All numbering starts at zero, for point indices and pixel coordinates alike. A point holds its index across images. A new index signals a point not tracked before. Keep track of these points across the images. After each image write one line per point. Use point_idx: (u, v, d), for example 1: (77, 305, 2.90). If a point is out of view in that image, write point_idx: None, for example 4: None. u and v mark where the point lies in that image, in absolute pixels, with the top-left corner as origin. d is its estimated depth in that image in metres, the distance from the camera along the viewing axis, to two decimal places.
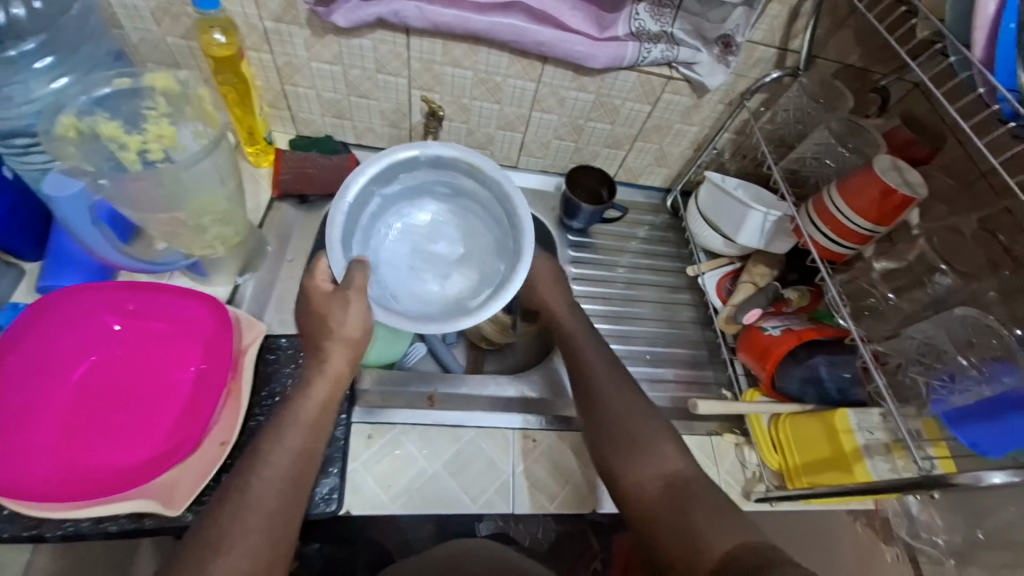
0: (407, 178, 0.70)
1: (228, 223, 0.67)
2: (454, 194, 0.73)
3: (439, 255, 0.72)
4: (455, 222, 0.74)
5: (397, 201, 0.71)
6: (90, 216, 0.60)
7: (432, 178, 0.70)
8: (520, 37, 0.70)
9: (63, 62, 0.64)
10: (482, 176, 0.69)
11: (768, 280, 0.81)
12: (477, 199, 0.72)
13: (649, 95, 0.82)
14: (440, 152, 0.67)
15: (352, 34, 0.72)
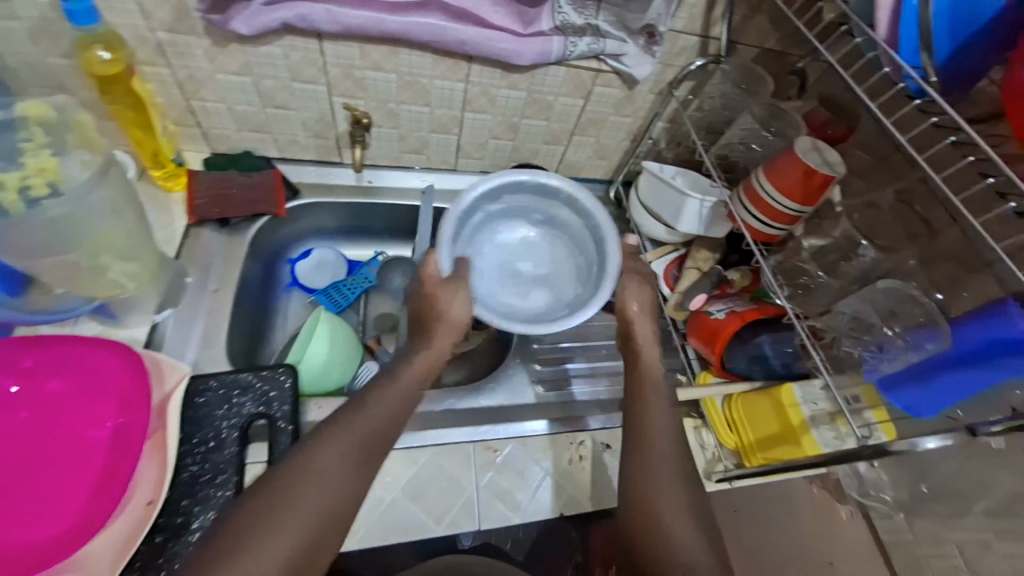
0: (509, 200, 0.76)
1: (131, 258, 0.61)
2: (550, 223, 0.78)
3: (524, 273, 0.77)
4: (548, 244, 0.79)
5: (496, 219, 0.77)
6: None
7: (538, 204, 0.77)
8: (441, 37, 0.67)
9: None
10: (579, 206, 0.75)
11: (711, 263, 0.83)
12: (571, 229, 0.78)
13: (581, 88, 0.82)
14: (553, 183, 0.74)
15: (258, 42, 0.67)
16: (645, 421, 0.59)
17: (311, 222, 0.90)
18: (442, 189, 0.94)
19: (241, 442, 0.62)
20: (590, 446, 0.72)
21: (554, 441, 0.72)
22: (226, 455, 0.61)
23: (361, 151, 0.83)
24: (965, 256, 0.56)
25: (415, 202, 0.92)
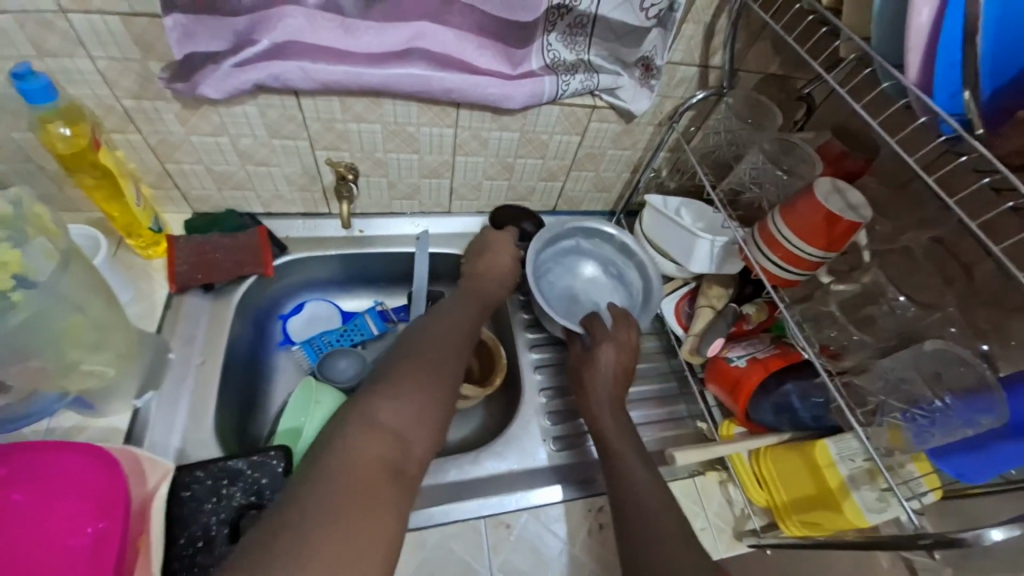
0: (597, 245, 0.87)
1: (104, 347, 0.57)
2: (618, 277, 0.86)
3: (582, 303, 0.84)
4: (613, 291, 0.85)
5: (581, 251, 0.87)
6: None
7: (615, 257, 0.86)
8: (426, 87, 0.63)
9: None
10: (648, 273, 0.82)
11: (725, 301, 0.78)
12: (631, 289, 0.84)
13: (576, 125, 0.78)
14: (635, 247, 0.84)
15: (230, 103, 0.63)
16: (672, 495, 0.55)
17: (303, 274, 0.85)
18: (437, 233, 0.90)
19: (229, 537, 0.57)
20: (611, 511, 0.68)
21: (568, 507, 0.68)
22: (217, 556, 0.56)
23: (348, 206, 0.78)
24: (1003, 293, 0.53)
25: (409, 249, 0.88)
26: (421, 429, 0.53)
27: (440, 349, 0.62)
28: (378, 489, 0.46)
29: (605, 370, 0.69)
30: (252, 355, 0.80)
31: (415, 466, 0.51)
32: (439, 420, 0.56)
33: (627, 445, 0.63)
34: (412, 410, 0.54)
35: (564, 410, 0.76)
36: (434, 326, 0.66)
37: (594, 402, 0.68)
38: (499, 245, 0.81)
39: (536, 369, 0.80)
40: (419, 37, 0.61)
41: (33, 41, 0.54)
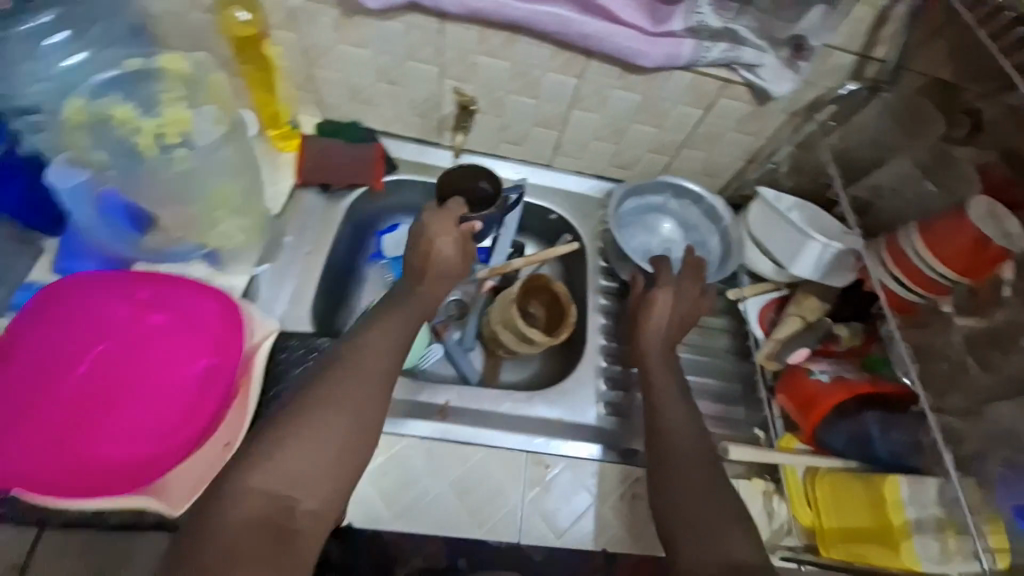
0: (683, 207, 0.86)
1: (243, 214, 0.65)
2: (697, 242, 0.86)
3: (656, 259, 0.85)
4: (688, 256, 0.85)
5: (664, 210, 0.87)
6: (94, 208, 0.58)
7: (699, 223, 0.86)
8: (566, 31, 0.64)
9: (82, 37, 0.64)
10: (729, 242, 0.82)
11: (819, 315, 0.73)
12: (709, 254, 0.84)
13: (702, 99, 0.74)
14: (721, 212, 0.83)
15: (382, 17, 0.67)
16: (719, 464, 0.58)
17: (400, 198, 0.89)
18: (533, 184, 0.92)
19: None
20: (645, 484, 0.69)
21: (600, 470, 0.69)
22: None
23: (462, 137, 0.83)
24: None
25: None
26: (317, 485, 0.50)
27: (353, 384, 0.57)
28: (250, 556, 0.44)
29: (658, 314, 0.71)
30: (350, 259, 0.86)
31: (307, 518, 0.49)
32: (347, 468, 0.52)
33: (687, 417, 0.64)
34: (304, 458, 0.51)
35: (620, 379, 0.77)
36: (339, 362, 0.58)
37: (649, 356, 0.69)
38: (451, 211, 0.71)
39: (602, 335, 0.81)
40: None
41: None
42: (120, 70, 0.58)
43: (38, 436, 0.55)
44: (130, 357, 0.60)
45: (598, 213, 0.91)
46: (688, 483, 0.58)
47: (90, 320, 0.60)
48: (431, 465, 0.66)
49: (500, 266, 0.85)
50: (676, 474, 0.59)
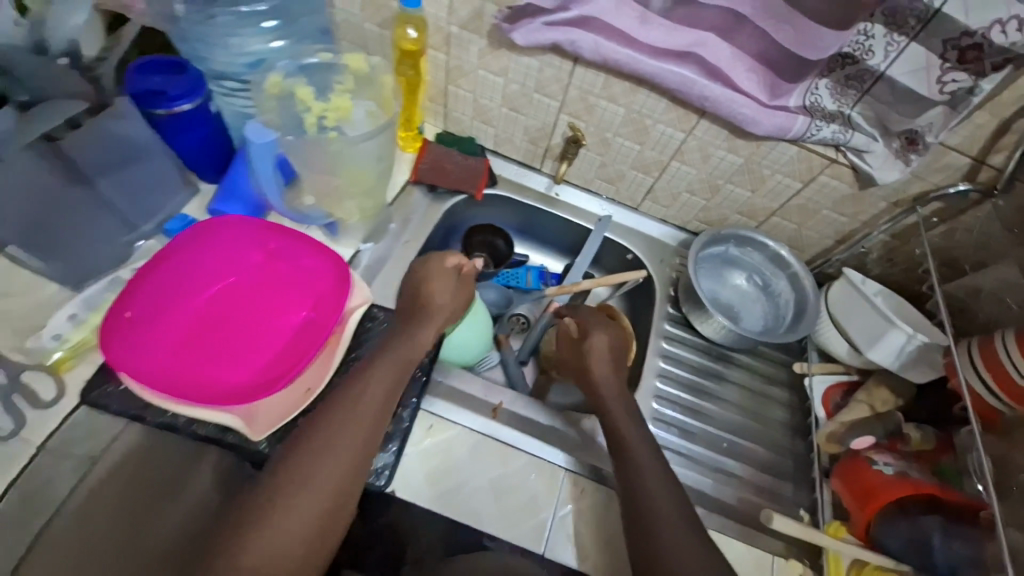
0: (746, 253, 0.88)
1: (369, 197, 0.75)
2: (764, 287, 0.87)
3: (726, 305, 0.86)
4: (757, 301, 0.87)
5: (728, 258, 0.89)
6: (272, 163, 0.65)
7: (764, 268, 0.87)
8: (689, 90, 0.69)
9: (282, 28, 0.71)
10: (801, 286, 0.83)
11: (889, 408, 0.72)
12: (780, 299, 0.86)
13: (803, 173, 0.77)
14: (791, 259, 0.84)
15: (524, 53, 0.75)
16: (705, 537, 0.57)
17: (495, 212, 0.98)
18: (617, 222, 0.96)
19: None
20: None
21: None
22: None
23: (566, 167, 0.89)
24: None
25: (588, 226, 0.96)
26: (288, 561, 0.48)
27: (339, 444, 0.55)
28: None
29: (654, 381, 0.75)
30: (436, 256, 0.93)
31: None
32: (319, 545, 0.50)
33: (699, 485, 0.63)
34: (283, 527, 0.49)
35: (669, 423, 0.78)
36: (336, 404, 0.58)
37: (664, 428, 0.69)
38: (442, 264, 0.73)
39: (659, 377, 0.82)
40: (700, 44, 0.67)
41: None
42: (314, 58, 0.68)
43: (158, 338, 0.60)
44: (246, 297, 0.65)
45: (674, 261, 0.94)
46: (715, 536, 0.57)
47: (220, 250, 0.65)
48: (475, 458, 0.68)
49: (571, 286, 0.91)
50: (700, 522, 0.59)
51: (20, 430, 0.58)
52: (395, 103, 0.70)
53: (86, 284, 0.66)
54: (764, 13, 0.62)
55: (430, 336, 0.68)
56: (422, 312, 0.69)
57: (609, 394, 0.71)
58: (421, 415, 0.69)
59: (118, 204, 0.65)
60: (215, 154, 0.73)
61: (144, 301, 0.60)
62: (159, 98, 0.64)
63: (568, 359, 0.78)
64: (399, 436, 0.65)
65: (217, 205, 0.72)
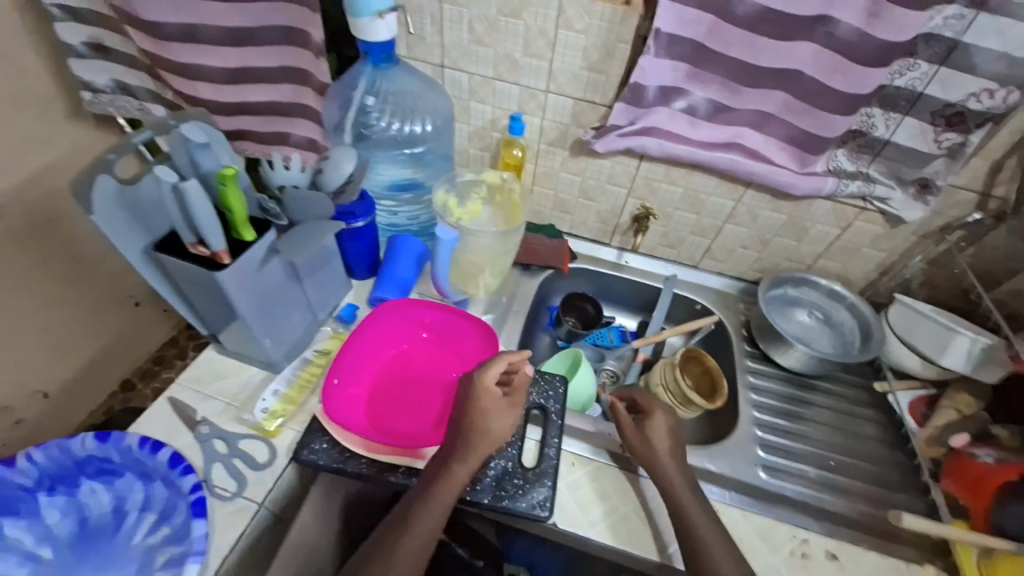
0: (802, 292, 1.02)
1: (496, 274, 0.92)
2: (825, 320, 1.00)
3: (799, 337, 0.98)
4: (823, 333, 0.99)
5: (792, 299, 1.02)
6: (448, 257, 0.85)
7: (823, 303, 1.01)
8: (736, 169, 0.89)
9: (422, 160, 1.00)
10: (862, 314, 0.96)
11: (975, 410, 0.82)
12: (844, 328, 0.98)
13: (840, 220, 0.94)
14: (844, 292, 0.98)
15: (599, 157, 0.98)
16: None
17: (575, 283, 1.15)
18: (682, 280, 1.13)
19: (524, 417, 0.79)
20: (814, 546, 0.73)
21: (768, 525, 0.75)
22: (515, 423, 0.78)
23: (641, 238, 1.08)
24: None
25: (658, 285, 1.12)
26: None
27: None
28: None
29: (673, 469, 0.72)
30: (535, 321, 1.09)
31: None
32: None
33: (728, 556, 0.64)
34: None
35: (776, 447, 0.86)
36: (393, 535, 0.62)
37: (690, 515, 0.68)
38: (486, 384, 0.71)
39: (754, 407, 0.91)
40: (739, 136, 0.88)
41: (521, 104, 0.94)
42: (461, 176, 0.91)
43: (351, 399, 0.74)
44: (414, 362, 0.82)
45: (739, 306, 1.09)
46: None
47: (391, 328, 0.82)
48: (617, 488, 0.77)
49: (654, 336, 1.04)
50: None
51: (242, 489, 0.70)
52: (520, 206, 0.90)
53: (282, 363, 0.81)
54: (788, 111, 0.83)
55: (470, 468, 0.66)
56: (467, 437, 0.67)
57: (684, 495, 0.70)
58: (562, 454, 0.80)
59: (310, 297, 0.83)
60: (372, 254, 0.94)
61: (344, 369, 0.75)
62: (347, 216, 0.85)
63: (632, 442, 0.75)
64: (551, 471, 0.73)
65: (377, 291, 0.89)
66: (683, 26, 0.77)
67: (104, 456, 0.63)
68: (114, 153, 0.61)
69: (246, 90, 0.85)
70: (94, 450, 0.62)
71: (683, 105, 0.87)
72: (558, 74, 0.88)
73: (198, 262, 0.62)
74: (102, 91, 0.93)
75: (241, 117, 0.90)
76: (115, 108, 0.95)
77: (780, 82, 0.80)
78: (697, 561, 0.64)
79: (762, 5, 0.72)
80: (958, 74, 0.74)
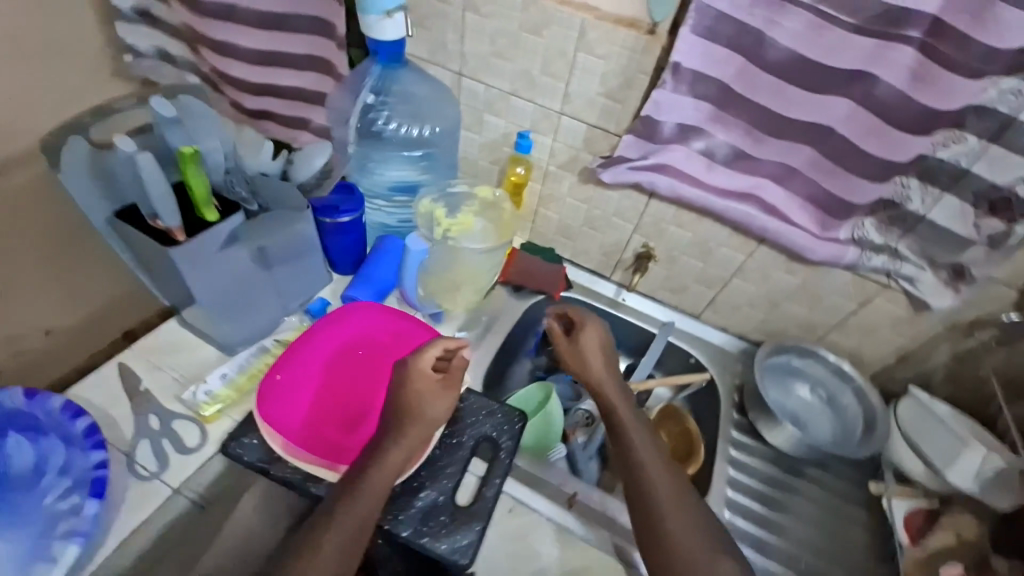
0: (807, 365, 0.93)
1: (476, 290, 0.89)
2: (827, 399, 0.91)
3: (793, 413, 0.90)
4: (823, 413, 0.91)
5: (793, 372, 0.94)
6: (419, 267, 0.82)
7: (828, 380, 0.92)
8: (748, 222, 0.83)
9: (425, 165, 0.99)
10: (868, 401, 0.88)
11: (973, 535, 0.73)
12: (847, 413, 0.89)
13: (859, 295, 0.86)
14: (853, 373, 0.89)
15: (607, 188, 0.93)
16: (686, 529, 0.61)
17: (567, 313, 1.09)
18: (681, 328, 1.05)
19: (471, 449, 0.75)
20: None
21: None
22: (459, 454, 0.74)
23: (638, 277, 1.02)
24: None
25: (653, 330, 1.05)
26: None
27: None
28: None
29: (619, 402, 0.72)
30: (517, 348, 1.04)
31: None
32: None
33: (673, 491, 0.63)
34: None
35: (750, 537, 0.78)
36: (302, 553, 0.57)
37: (636, 453, 0.66)
38: (420, 368, 0.69)
39: (729, 485, 0.83)
40: (758, 187, 0.81)
41: (533, 122, 0.90)
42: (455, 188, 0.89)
43: (295, 401, 0.71)
44: (372, 368, 0.77)
45: (736, 367, 1.01)
46: (693, 538, 0.60)
47: (357, 329, 0.79)
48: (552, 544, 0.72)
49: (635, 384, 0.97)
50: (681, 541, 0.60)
51: (162, 470, 0.69)
52: (511, 227, 0.88)
53: (237, 348, 0.80)
54: (813, 169, 0.75)
55: (402, 455, 0.66)
56: (398, 421, 0.67)
57: (656, 474, 0.64)
58: (502, 498, 0.74)
59: (282, 285, 0.81)
60: (358, 250, 0.91)
61: (291, 366, 0.73)
62: (331, 211, 0.83)
63: (567, 360, 0.78)
64: (483, 515, 0.68)
65: (351, 289, 0.86)
66: (710, 65, 0.71)
67: (29, 414, 0.65)
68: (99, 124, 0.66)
69: (277, 74, 0.84)
70: (22, 406, 0.65)
71: (702, 146, 0.80)
72: (574, 97, 0.84)
73: (152, 236, 0.61)
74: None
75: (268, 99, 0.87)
76: (157, 74, 0.87)
77: (809, 137, 0.73)
78: (639, 494, 0.63)
79: (794, 51, 0.66)
80: (1010, 155, 0.65)
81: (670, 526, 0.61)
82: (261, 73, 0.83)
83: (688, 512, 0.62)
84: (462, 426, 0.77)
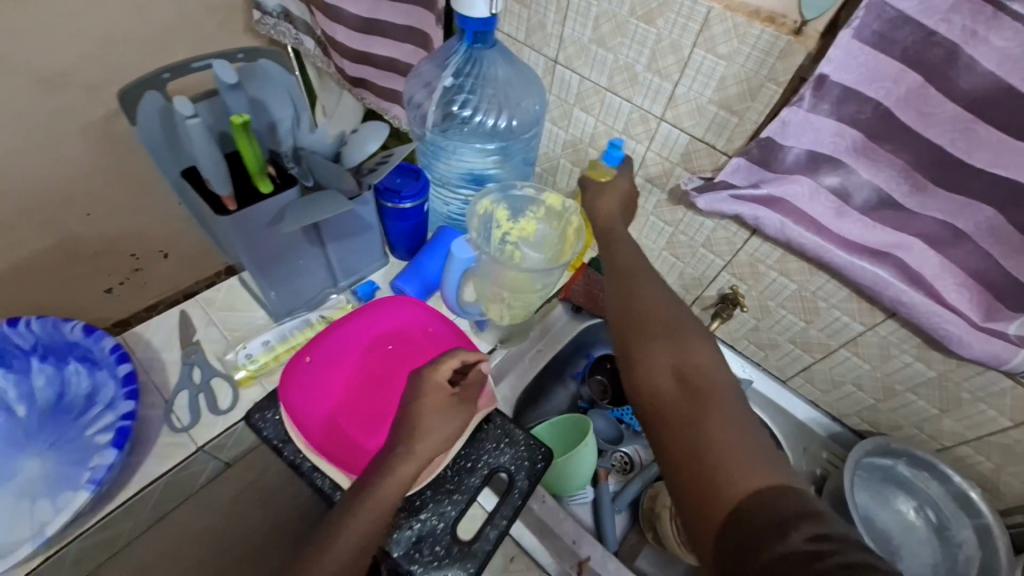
0: (917, 477, 0.74)
1: (524, 305, 0.80)
2: (939, 527, 0.74)
3: (881, 532, 0.75)
4: (927, 543, 0.74)
5: (896, 483, 0.77)
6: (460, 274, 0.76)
7: (944, 505, 0.73)
8: (881, 290, 0.65)
9: (497, 159, 0.91)
10: (991, 543, 0.69)
11: None
12: (961, 552, 0.71)
13: (1017, 412, 0.65)
14: (984, 508, 0.69)
15: (701, 214, 0.79)
16: (669, 306, 0.57)
17: None
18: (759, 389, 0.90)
19: (484, 479, 0.68)
20: None
21: None
22: (470, 482, 0.67)
23: (716, 324, 0.86)
24: None
25: None
26: None
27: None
28: None
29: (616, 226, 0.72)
30: (564, 368, 0.95)
31: None
32: None
33: (659, 293, 0.59)
34: None
35: None
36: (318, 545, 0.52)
37: (625, 260, 0.65)
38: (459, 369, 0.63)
39: None
40: (901, 247, 0.62)
41: (626, 125, 0.78)
42: (520, 189, 0.81)
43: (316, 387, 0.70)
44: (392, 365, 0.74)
45: (820, 453, 0.86)
46: (666, 325, 0.54)
47: (395, 322, 0.77)
48: None
49: None
50: (652, 322, 0.55)
51: (191, 426, 0.71)
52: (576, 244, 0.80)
53: (285, 317, 0.81)
54: (991, 237, 0.56)
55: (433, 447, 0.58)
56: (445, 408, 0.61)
57: (648, 288, 0.59)
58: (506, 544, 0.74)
59: (330, 261, 0.80)
60: (416, 236, 0.87)
61: (322, 352, 0.71)
62: (392, 195, 0.79)
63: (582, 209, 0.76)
64: (479, 557, 0.62)
65: (399, 279, 0.83)
66: (867, 81, 0.54)
67: (85, 347, 0.70)
68: (170, 73, 0.64)
69: (373, 42, 0.86)
70: (79, 339, 0.70)
71: (836, 183, 0.63)
72: (680, 101, 0.71)
73: (206, 200, 0.61)
74: (270, 13, 1.01)
75: (366, 66, 0.91)
76: (276, 32, 1.03)
77: (994, 195, 0.53)
78: (620, 289, 0.61)
79: (998, 78, 0.48)
80: None
81: (643, 307, 0.57)
82: (362, 39, 0.87)
83: (669, 295, 0.58)
84: (482, 447, 0.70)
